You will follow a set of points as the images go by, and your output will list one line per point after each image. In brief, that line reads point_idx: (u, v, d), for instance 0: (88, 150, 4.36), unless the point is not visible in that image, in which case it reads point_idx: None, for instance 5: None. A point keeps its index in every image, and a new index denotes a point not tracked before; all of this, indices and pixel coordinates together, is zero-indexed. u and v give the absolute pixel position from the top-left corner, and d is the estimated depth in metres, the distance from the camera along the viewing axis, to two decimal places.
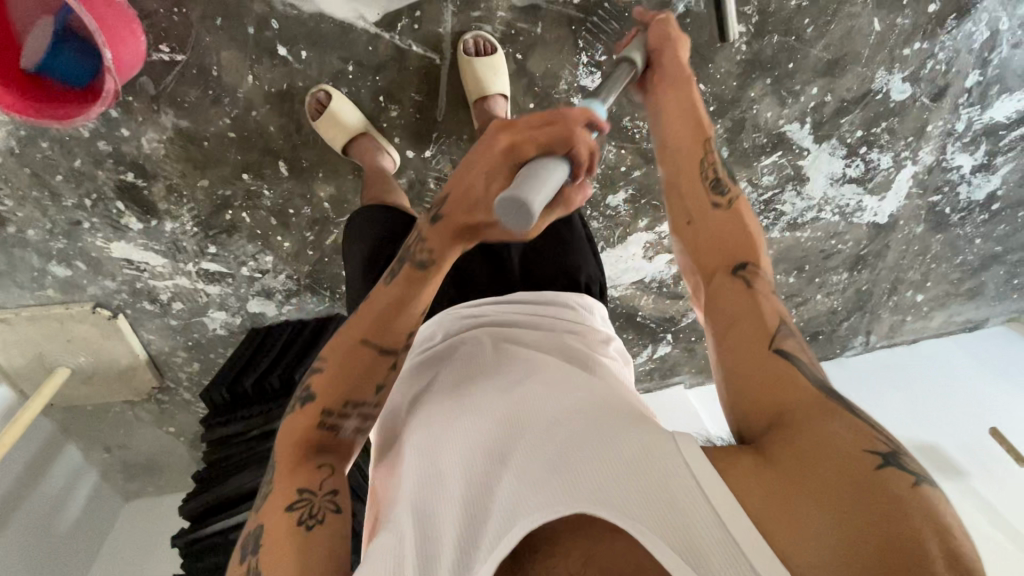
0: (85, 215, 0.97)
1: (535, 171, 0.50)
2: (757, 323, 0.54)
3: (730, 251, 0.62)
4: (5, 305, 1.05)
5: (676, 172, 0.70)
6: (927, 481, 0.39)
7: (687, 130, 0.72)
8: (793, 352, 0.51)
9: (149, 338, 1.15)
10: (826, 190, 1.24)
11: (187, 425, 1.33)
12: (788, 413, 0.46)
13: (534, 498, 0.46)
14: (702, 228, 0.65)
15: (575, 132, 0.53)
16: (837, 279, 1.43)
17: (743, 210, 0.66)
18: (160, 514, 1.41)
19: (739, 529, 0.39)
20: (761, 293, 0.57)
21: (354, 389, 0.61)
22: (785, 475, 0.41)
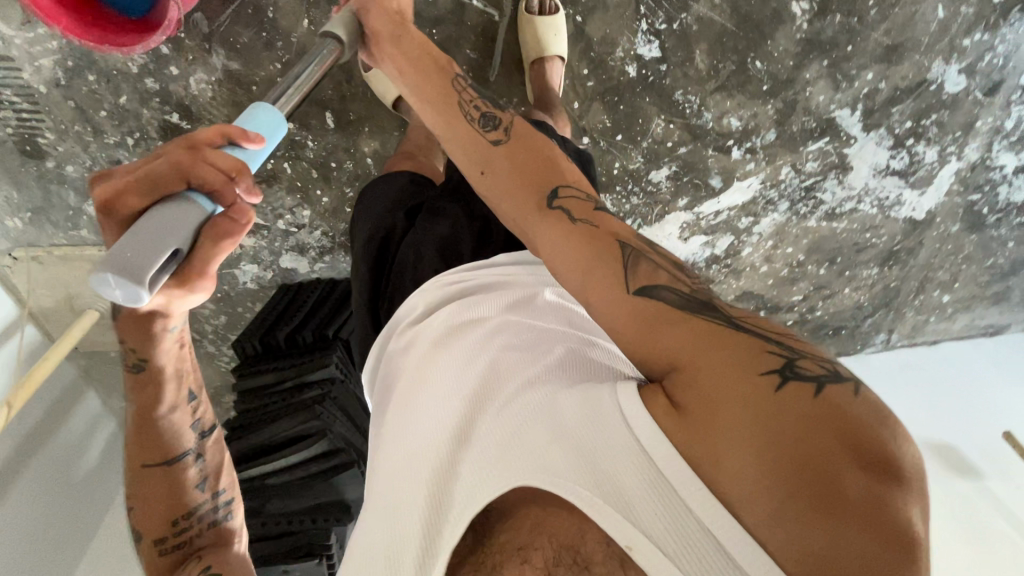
0: (125, 154, 0.95)
1: (142, 222, 0.44)
2: (597, 259, 0.51)
3: (541, 186, 0.61)
4: (39, 243, 1.03)
5: (454, 133, 0.70)
6: (829, 384, 0.38)
7: (438, 82, 0.71)
8: (652, 280, 0.49)
9: None
10: (868, 181, 1.23)
11: (208, 380, 1.32)
12: (680, 357, 0.43)
13: (484, 476, 0.45)
14: (497, 171, 0.66)
15: (186, 162, 0.48)
16: (867, 274, 1.42)
17: (523, 135, 0.67)
18: None
19: (679, 482, 0.39)
20: (586, 224, 0.55)
21: (176, 488, 0.66)
22: (707, 425, 0.39)
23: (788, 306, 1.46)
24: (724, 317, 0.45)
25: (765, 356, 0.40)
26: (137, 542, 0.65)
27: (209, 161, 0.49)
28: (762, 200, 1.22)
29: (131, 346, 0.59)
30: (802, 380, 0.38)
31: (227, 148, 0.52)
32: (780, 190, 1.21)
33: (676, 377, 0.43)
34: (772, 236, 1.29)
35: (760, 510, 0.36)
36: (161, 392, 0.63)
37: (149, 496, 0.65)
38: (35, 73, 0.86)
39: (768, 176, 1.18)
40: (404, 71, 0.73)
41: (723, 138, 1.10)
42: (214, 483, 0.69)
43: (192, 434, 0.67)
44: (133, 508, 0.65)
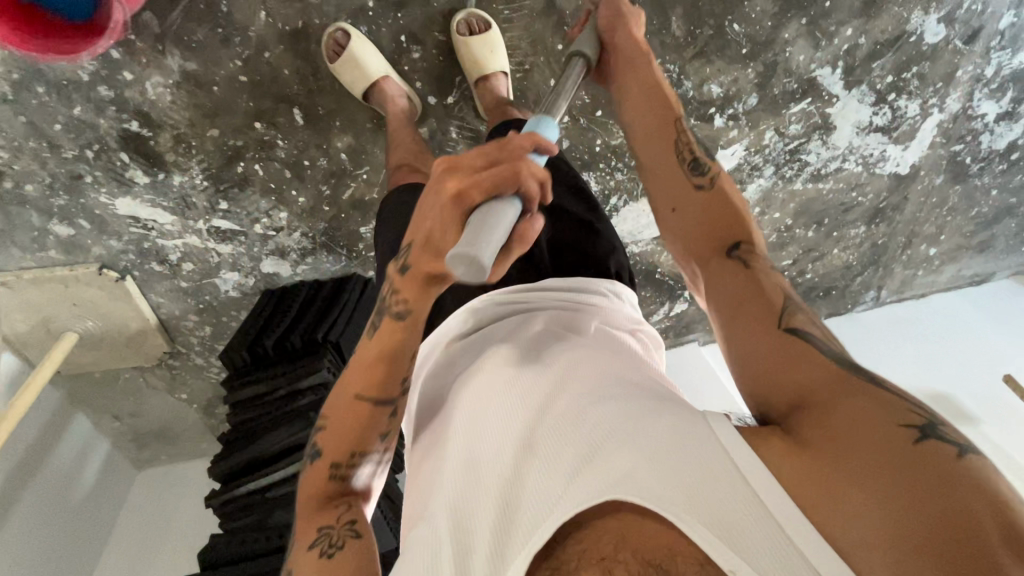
0: (87, 168, 0.91)
1: (483, 217, 0.46)
2: (759, 301, 0.54)
3: (717, 230, 0.61)
4: (5, 268, 0.99)
5: (653, 156, 0.69)
6: (970, 452, 0.39)
7: (656, 112, 0.71)
8: (796, 324, 0.51)
9: (159, 301, 1.11)
10: (852, 139, 1.22)
11: (200, 391, 1.29)
12: (810, 393, 0.46)
13: (562, 489, 0.45)
14: (686, 206, 0.64)
15: (521, 165, 0.49)
16: (854, 233, 1.42)
17: (727, 188, 0.64)
18: (176, 480, 1.39)
19: (781, 510, 0.39)
20: (761, 276, 0.56)
21: (357, 430, 0.59)
22: (827, 465, 0.41)
23: (779, 271, 1.45)
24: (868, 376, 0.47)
25: (901, 411, 0.42)
26: (313, 457, 0.60)
27: (532, 165, 0.50)
28: (748, 167, 1.20)
29: (401, 295, 0.57)
30: (940, 442, 0.39)
31: (535, 155, 0.52)
32: (765, 154, 1.19)
33: (804, 419, 0.45)
34: (759, 203, 1.28)
35: (879, 551, 0.36)
36: (407, 342, 0.58)
37: (343, 422, 0.59)
38: None
39: (751, 143, 1.16)
40: (631, 87, 0.73)
41: (704, 107, 1.08)
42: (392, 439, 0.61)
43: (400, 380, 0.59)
44: (325, 424, 0.60)
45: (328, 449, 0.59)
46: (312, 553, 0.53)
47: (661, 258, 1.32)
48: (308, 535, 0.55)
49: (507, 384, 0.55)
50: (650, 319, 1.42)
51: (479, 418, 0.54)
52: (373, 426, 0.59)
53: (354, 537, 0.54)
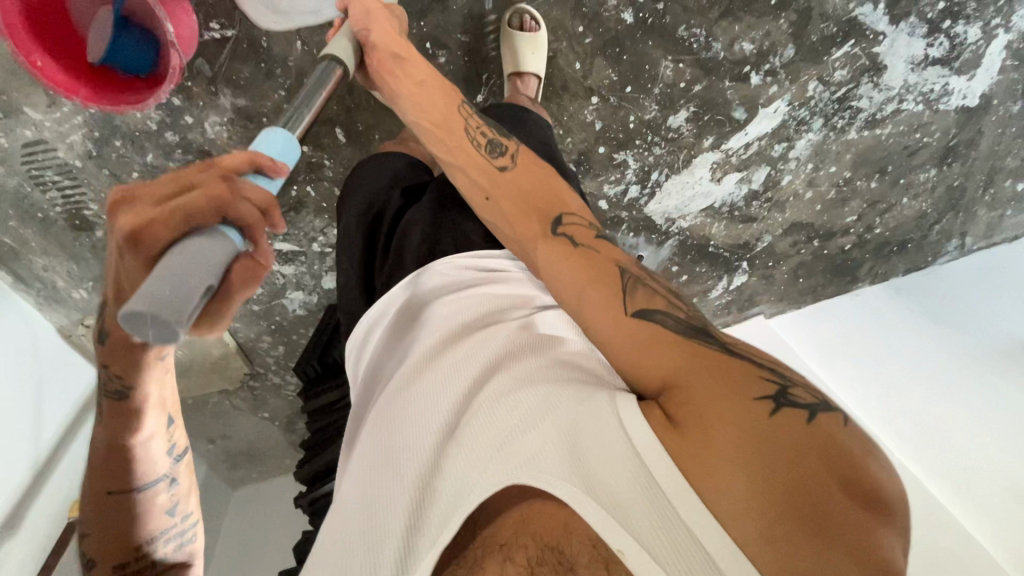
0: None
1: (175, 260, 0.41)
2: (609, 278, 0.57)
3: (543, 210, 0.67)
4: (105, 309, 1.10)
5: (450, 149, 0.73)
6: (817, 413, 0.44)
7: (438, 102, 0.75)
8: (650, 304, 0.54)
9: (235, 326, 1.19)
10: (907, 77, 1.14)
11: (280, 409, 1.38)
12: (676, 372, 0.48)
13: (476, 473, 0.46)
14: (501, 195, 0.69)
15: (230, 193, 0.45)
16: (924, 178, 1.32)
17: (526, 161, 0.72)
18: (268, 495, 1.48)
19: (666, 483, 0.42)
20: (589, 249, 0.61)
21: (142, 513, 0.68)
22: (699, 441, 0.43)
23: (843, 229, 1.37)
24: (719, 343, 0.51)
25: (758, 383, 0.45)
26: (89, 566, 0.67)
27: (246, 191, 0.46)
28: (793, 122, 1.15)
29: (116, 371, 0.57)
30: (795, 409, 0.43)
31: (253, 177, 0.49)
32: (811, 107, 1.13)
33: (671, 394, 0.47)
34: (812, 159, 1.22)
35: (743, 520, 0.40)
36: (122, 437, 0.63)
37: (109, 520, 0.67)
38: (68, 150, 0.91)
39: (795, 96, 1.11)
40: (406, 86, 0.75)
41: (738, 66, 1.05)
42: (183, 505, 0.72)
43: (164, 462, 0.68)
44: (88, 533, 0.67)
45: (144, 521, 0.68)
46: None
47: (713, 229, 1.29)
48: None
49: (434, 375, 0.56)
50: (709, 293, 1.40)
51: (405, 408, 0.54)
52: (140, 517, 0.68)
53: None
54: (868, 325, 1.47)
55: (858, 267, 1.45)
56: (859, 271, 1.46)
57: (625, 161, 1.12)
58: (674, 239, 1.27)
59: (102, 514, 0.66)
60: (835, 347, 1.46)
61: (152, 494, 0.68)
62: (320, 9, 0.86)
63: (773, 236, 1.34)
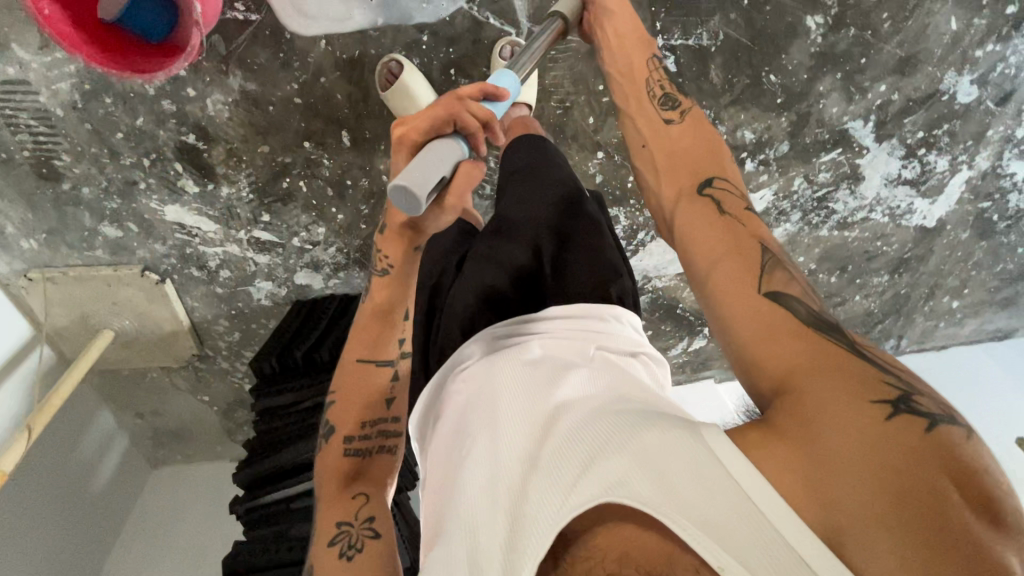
0: (141, 175, 0.95)
1: (423, 155, 0.49)
2: (738, 253, 0.53)
3: (694, 168, 0.62)
4: (53, 264, 1.03)
5: (629, 99, 0.72)
6: (942, 423, 0.41)
7: (637, 54, 0.74)
8: (785, 288, 0.51)
9: (193, 304, 1.14)
10: (880, 190, 1.23)
11: (222, 396, 1.32)
12: (795, 369, 0.46)
13: (560, 498, 0.47)
14: (656, 149, 0.66)
15: (467, 110, 0.52)
16: (877, 281, 1.43)
17: (698, 121, 0.67)
18: (192, 480, 1.42)
19: (768, 505, 0.41)
20: (733, 217, 0.56)
21: (372, 395, 0.67)
22: (813, 452, 0.42)
23: None
24: (847, 342, 0.48)
25: (877, 387, 0.43)
26: (325, 441, 0.67)
27: (477, 108, 0.52)
28: (774, 211, 1.22)
29: (383, 253, 0.64)
30: (914, 415, 0.41)
31: (485, 99, 0.55)
32: (792, 200, 1.21)
33: (786, 397, 0.46)
34: (784, 246, 1.30)
35: (866, 538, 0.38)
36: (392, 296, 0.65)
37: (351, 390, 0.67)
38: (51, 97, 0.85)
39: (780, 188, 1.18)
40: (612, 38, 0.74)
41: (736, 151, 1.11)
42: (404, 407, 0.70)
43: (397, 348, 0.68)
44: (333, 402, 0.68)
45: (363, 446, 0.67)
46: (332, 548, 0.60)
47: (683, 294, 1.35)
48: (328, 531, 0.62)
49: (503, 399, 0.58)
50: (669, 352, 1.46)
51: (487, 431, 0.57)
52: (363, 403, 0.67)
53: (371, 538, 0.61)
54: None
55: None
56: None
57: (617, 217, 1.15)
58: (646, 296, 1.32)
59: (346, 385, 0.67)
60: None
61: (386, 374, 0.68)
62: (350, 15, 0.87)
63: None
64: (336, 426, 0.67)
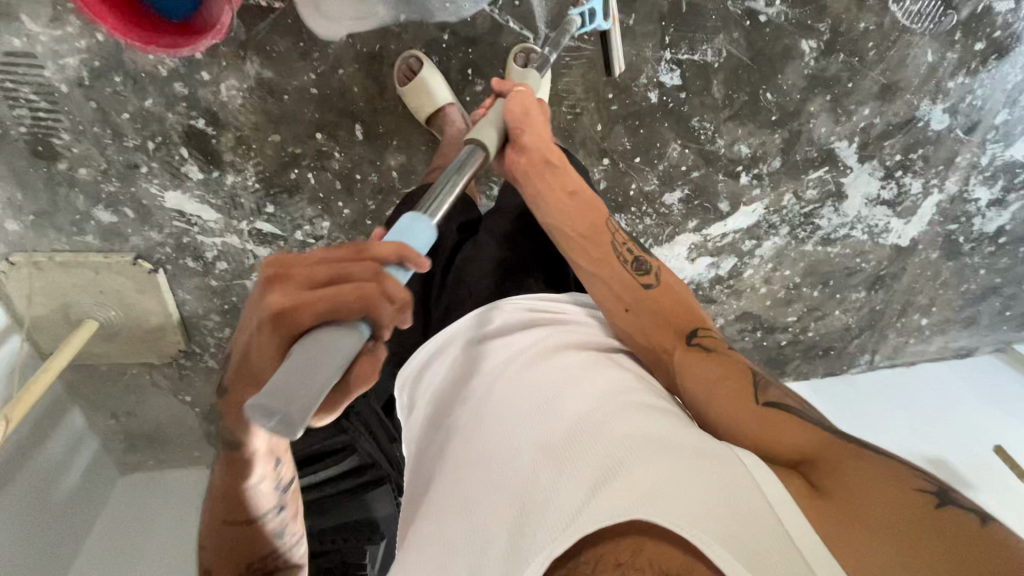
0: (144, 158, 0.93)
1: (305, 353, 0.45)
2: (735, 381, 0.60)
3: (674, 320, 0.68)
4: (38, 249, 0.98)
5: (597, 262, 0.72)
6: (987, 519, 0.43)
7: (586, 215, 0.75)
8: (781, 401, 0.58)
9: (184, 297, 1.09)
10: (861, 209, 1.31)
11: (204, 397, 1.26)
12: (816, 452, 0.50)
13: (590, 493, 0.46)
14: (642, 309, 0.68)
15: (374, 289, 0.47)
16: (856, 297, 1.50)
17: (668, 282, 0.72)
18: (165, 487, 1.34)
19: (799, 535, 0.42)
20: (722, 354, 0.63)
21: (254, 535, 0.67)
22: (848, 511, 0.44)
23: (783, 326, 1.52)
24: (859, 440, 0.53)
25: (911, 477, 0.46)
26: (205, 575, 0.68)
27: (387, 290, 0.48)
28: (765, 224, 1.28)
29: (229, 403, 0.58)
30: (950, 507, 0.43)
31: (397, 268, 0.50)
32: (782, 215, 1.27)
33: (814, 471, 0.49)
34: (772, 259, 1.35)
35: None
36: (242, 460, 0.61)
37: (229, 538, 0.66)
38: (58, 71, 0.83)
39: (771, 202, 1.24)
40: (556, 193, 0.76)
41: (733, 164, 1.16)
42: (291, 527, 0.71)
43: (276, 493, 0.67)
44: (205, 547, 0.67)
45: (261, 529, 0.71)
46: None
47: None
48: None
49: (532, 392, 0.57)
50: None
51: (498, 435, 0.54)
52: (241, 540, 0.67)
53: None
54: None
55: (787, 363, 1.60)
56: (788, 366, 1.61)
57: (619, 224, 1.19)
58: None
59: (218, 532, 0.66)
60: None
61: (264, 516, 0.67)
62: (373, 13, 0.89)
63: (726, 319, 1.46)
64: (213, 568, 0.67)
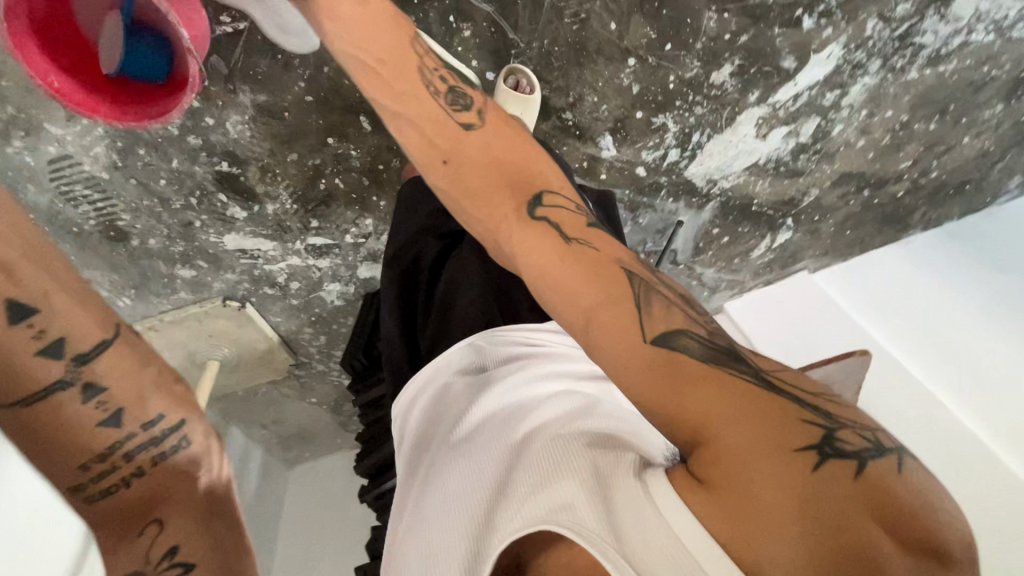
0: (194, 214, 0.98)
1: None
2: (580, 262, 0.54)
3: (510, 180, 0.65)
4: (149, 313, 1.11)
5: (415, 106, 0.70)
6: (869, 460, 0.41)
7: (393, 46, 0.71)
8: (669, 323, 0.49)
9: (277, 320, 1.20)
10: (981, 3, 1.01)
11: (327, 395, 1.41)
12: (706, 424, 0.44)
13: (514, 513, 0.50)
14: (463, 161, 0.67)
15: None
16: (991, 114, 1.21)
17: (494, 122, 0.70)
18: (325, 472, 1.55)
19: (700, 546, 0.43)
20: (578, 242, 0.57)
21: (57, 424, 0.49)
22: (742, 509, 0.42)
23: (896, 176, 1.29)
24: (755, 372, 0.47)
25: (801, 428, 0.43)
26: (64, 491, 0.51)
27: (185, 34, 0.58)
28: (848, 67, 1.05)
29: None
30: (843, 458, 0.41)
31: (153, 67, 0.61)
32: (868, 48, 1.03)
33: (700, 452, 0.45)
34: (866, 104, 1.13)
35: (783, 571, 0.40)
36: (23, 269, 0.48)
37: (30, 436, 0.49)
38: (93, 162, 0.88)
39: (850, 38, 1.01)
40: (360, 28, 0.70)
41: (789, 11, 0.95)
42: (166, 422, 0.55)
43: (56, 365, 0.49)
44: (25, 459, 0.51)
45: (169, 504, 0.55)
46: None
47: (755, 188, 1.23)
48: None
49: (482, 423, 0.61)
50: (750, 254, 1.37)
51: (455, 463, 0.59)
52: (50, 452, 0.50)
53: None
54: (910, 269, 1.39)
55: (910, 215, 1.37)
56: (912, 218, 1.38)
57: (664, 125, 1.06)
58: (716, 201, 1.23)
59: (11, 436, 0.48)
60: (866, 292, 1.40)
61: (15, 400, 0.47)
62: None
63: (821, 188, 1.27)
64: (52, 479, 0.51)
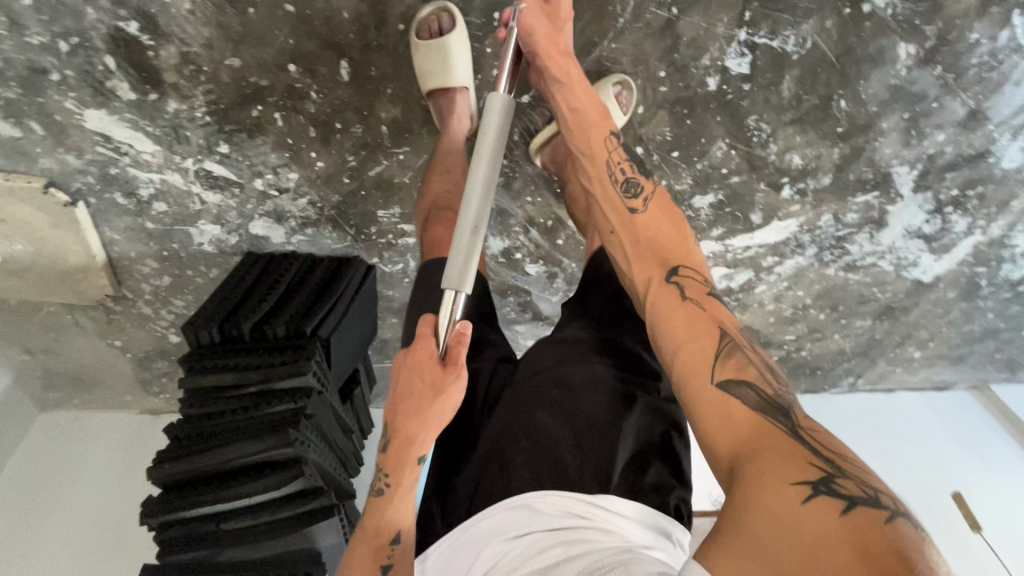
0: (55, 63, 0.73)
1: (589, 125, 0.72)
2: (701, 345, 0.55)
3: (660, 253, 0.64)
4: None
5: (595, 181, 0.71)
6: (863, 504, 0.42)
7: (597, 123, 0.72)
8: (739, 374, 0.52)
9: (113, 236, 0.90)
10: (896, 240, 1.13)
11: (139, 345, 1.08)
12: (746, 448, 0.48)
13: None
14: (624, 236, 0.67)
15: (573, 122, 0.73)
16: (860, 324, 1.28)
17: (663, 209, 0.68)
18: (83, 433, 1.14)
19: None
20: (696, 303, 0.59)
21: None
22: (752, 539, 0.42)
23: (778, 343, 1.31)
24: (792, 424, 0.49)
25: (803, 469, 0.44)
26: None
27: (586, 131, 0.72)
28: (794, 243, 1.13)
29: None
30: (833, 497, 0.42)
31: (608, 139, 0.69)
32: (815, 237, 1.12)
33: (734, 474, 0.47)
34: (789, 278, 1.20)
35: None
36: None
37: None
38: None
39: (807, 221, 1.09)
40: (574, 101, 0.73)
41: (779, 174, 1.00)
42: None
43: None
44: None
45: (402, 432, 0.63)
46: None
47: None
48: None
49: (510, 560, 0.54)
50: None
51: None
52: None
53: None
54: None
55: None
56: None
57: None
58: None
59: None
60: None
61: None
62: None
63: None
64: None
